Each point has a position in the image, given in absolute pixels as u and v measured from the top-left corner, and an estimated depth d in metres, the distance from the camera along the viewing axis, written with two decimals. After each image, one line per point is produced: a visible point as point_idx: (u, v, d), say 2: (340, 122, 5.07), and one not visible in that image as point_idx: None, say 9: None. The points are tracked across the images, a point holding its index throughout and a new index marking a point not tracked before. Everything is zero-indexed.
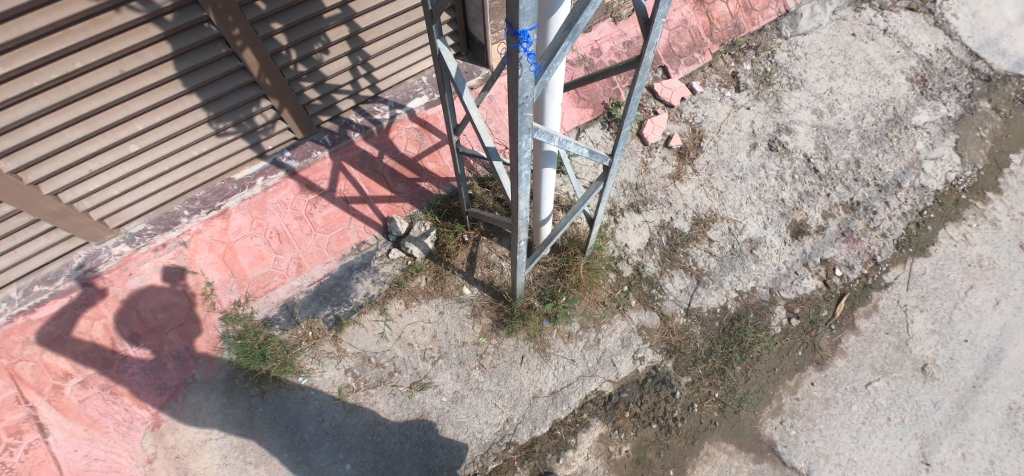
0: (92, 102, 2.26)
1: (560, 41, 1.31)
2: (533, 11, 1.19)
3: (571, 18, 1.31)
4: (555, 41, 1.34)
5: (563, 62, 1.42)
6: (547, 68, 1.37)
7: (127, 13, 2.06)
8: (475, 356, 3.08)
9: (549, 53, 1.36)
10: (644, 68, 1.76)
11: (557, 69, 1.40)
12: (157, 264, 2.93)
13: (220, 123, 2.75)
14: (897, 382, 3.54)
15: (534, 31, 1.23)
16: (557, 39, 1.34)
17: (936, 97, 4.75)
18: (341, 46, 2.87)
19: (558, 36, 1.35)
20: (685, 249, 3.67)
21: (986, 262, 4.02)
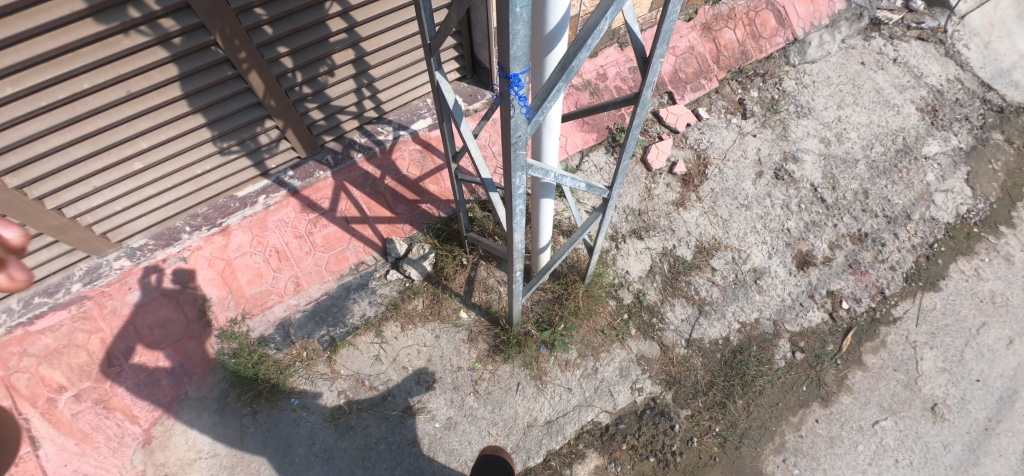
0: (98, 121, 2.29)
1: (554, 82, 1.31)
2: (525, 55, 1.19)
3: (565, 60, 1.30)
4: (549, 82, 1.34)
5: (558, 102, 1.41)
6: (541, 109, 1.37)
7: (136, 37, 2.10)
8: (470, 382, 3.04)
9: (544, 93, 1.36)
10: (643, 105, 1.74)
11: (552, 109, 1.40)
12: (156, 279, 2.93)
13: (224, 143, 2.78)
14: (906, 422, 3.44)
15: (526, 74, 1.22)
16: (551, 80, 1.34)
17: (947, 128, 4.69)
18: (347, 69, 2.91)
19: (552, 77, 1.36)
20: (687, 277, 3.62)
21: (999, 298, 3.92)
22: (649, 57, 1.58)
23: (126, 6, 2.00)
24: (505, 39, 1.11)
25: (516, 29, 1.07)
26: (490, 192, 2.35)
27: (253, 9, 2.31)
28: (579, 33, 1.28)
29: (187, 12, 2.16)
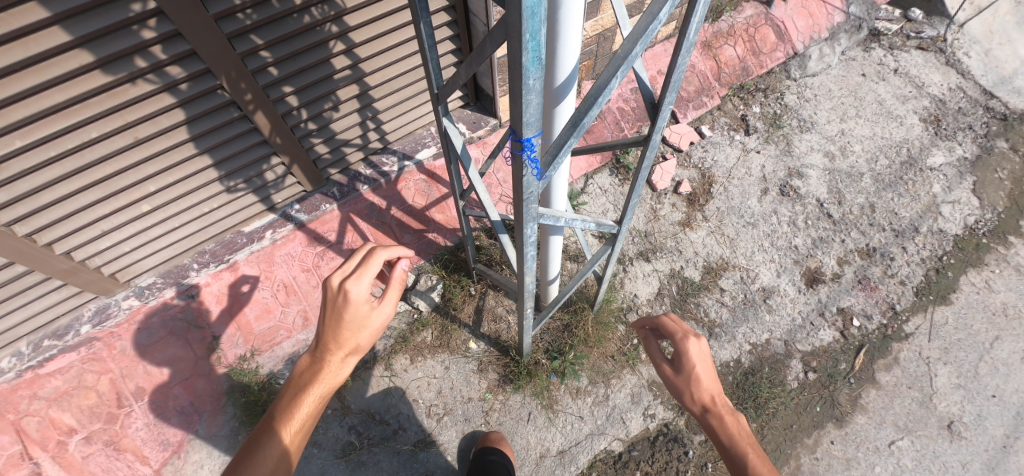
0: (106, 167, 2.29)
1: (565, 139, 1.31)
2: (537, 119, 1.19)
3: (576, 117, 1.31)
4: (560, 138, 1.34)
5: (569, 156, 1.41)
6: (553, 164, 1.37)
7: (143, 85, 2.11)
8: (481, 413, 3.02)
9: (556, 148, 1.36)
10: (652, 148, 1.74)
11: (564, 163, 1.39)
12: (164, 318, 2.92)
13: (231, 181, 2.78)
14: (922, 441, 3.40)
15: (538, 136, 1.23)
16: (562, 135, 1.34)
17: (951, 137, 4.68)
18: (351, 103, 2.92)
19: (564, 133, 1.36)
20: (696, 299, 3.61)
21: (1011, 310, 3.89)
22: (658, 103, 1.58)
23: (133, 56, 2.01)
24: (518, 107, 1.10)
25: (529, 98, 1.07)
26: (498, 232, 2.34)
27: (258, 52, 2.32)
28: (589, 91, 1.28)
29: (193, 59, 2.17)
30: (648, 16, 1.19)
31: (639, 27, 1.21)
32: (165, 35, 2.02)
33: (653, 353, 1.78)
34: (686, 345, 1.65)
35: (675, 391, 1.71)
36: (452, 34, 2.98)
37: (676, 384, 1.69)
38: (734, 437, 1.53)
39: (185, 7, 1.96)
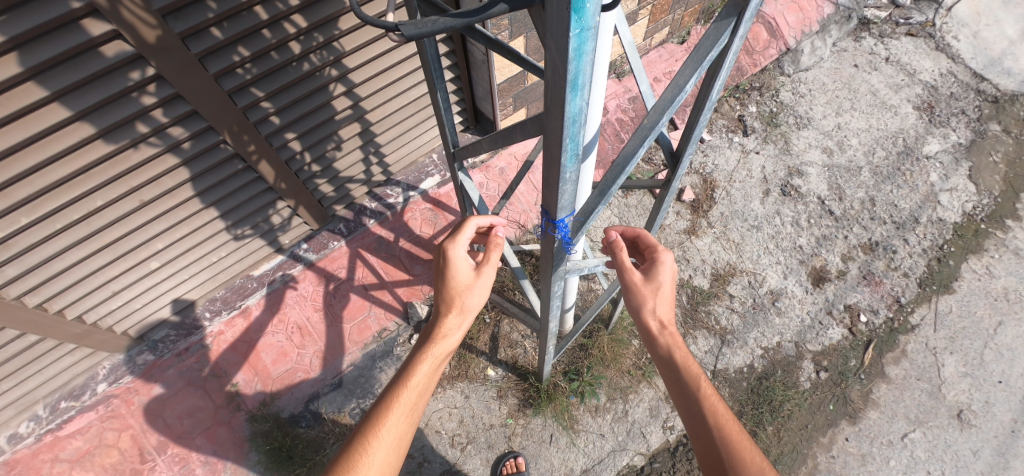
0: (112, 231, 2.26)
1: (593, 207, 1.33)
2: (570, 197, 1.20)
3: (604, 184, 1.32)
4: (588, 205, 1.36)
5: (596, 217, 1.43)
6: (582, 230, 1.39)
7: (146, 149, 2.07)
8: (504, 438, 3.07)
9: (585, 214, 1.37)
10: (671, 192, 1.76)
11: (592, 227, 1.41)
12: (181, 369, 2.92)
13: (238, 229, 2.77)
14: (934, 432, 3.46)
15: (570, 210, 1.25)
16: (590, 203, 1.35)
17: (945, 124, 4.69)
18: (353, 141, 2.90)
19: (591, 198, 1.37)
20: (706, 307, 3.67)
21: (1013, 295, 3.95)
22: (680, 152, 1.59)
23: (134, 123, 1.97)
24: (553, 193, 1.12)
25: (565, 188, 1.09)
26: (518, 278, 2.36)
27: (259, 104, 2.29)
28: (616, 159, 1.29)
29: (194, 117, 2.13)
30: (675, 87, 1.20)
31: (665, 97, 1.21)
32: (165, 99, 1.98)
33: (622, 257, 1.55)
34: (665, 256, 1.54)
35: (633, 302, 1.54)
36: (451, 63, 2.95)
37: (640, 295, 1.52)
38: (689, 362, 1.37)
39: (185, 70, 1.92)
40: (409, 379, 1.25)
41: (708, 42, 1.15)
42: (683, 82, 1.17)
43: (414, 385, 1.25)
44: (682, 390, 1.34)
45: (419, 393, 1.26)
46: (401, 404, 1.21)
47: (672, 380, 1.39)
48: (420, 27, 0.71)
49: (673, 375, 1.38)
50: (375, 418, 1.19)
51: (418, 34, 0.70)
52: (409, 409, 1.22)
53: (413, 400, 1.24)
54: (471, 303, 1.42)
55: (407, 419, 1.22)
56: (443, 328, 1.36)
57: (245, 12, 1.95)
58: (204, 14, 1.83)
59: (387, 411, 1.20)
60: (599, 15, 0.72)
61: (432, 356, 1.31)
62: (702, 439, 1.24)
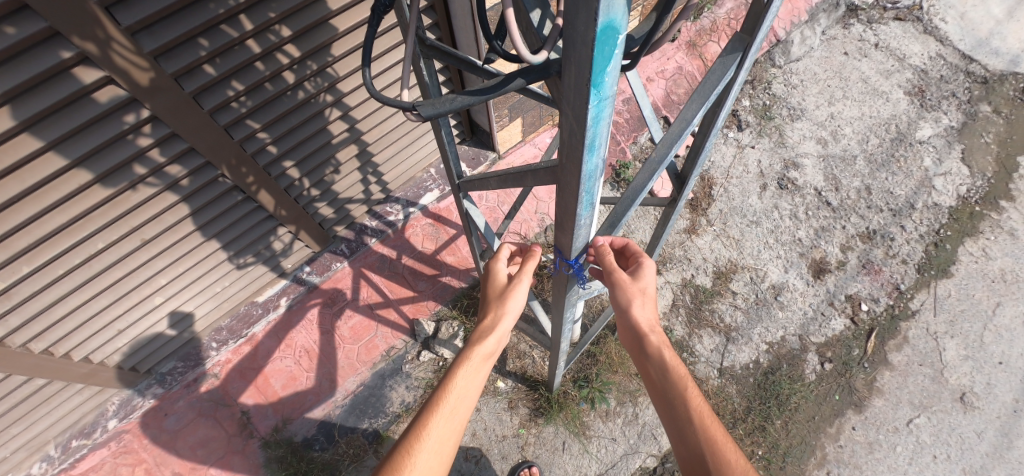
0: (115, 272, 2.25)
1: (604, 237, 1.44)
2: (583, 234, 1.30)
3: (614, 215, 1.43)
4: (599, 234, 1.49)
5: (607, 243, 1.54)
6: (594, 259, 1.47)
7: (144, 190, 2.05)
8: (517, 448, 3.09)
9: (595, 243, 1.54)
10: (677, 213, 1.85)
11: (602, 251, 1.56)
12: (191, 400, 2.92)
13: (241, 258, 2.78)
14: (938, 416, 3.49)
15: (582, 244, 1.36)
16: (601, 233, 1.51)
17: (936, 107, 4.66)
18: (351, 163, 2.91)
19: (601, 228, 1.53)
20: (710, 306, 3.70)
21: (1010, 276, 3.96)
22: (684, 175, 1.68)
23: (132, 164, 1.95)
24: (569, 233, 1.22)
25: (580, 228, 1.17)
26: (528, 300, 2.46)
27: (256, 135, 2.29)
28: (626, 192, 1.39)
29: (192, 154, 2.12)
30: (681, 122, 1.29)
31: (673, 131, 1.31)
32: (162, 139, 1.96)
33: (606, 256, 1.43)
34: (647, 264, 1.45)
35: (616, 301, 1.40)
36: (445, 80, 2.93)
37: (625, 293, 1.38)
38: (677, 367, 1.22)
39: (182, 109, 1.91)
40: (454, 375, 1.17)
41: (713, 77, 1.21)
42: (689, 118, 1.26)
43: (460, 382, 1.16)
44: (669, 400, 1.18)
45: (467, 391, 1.16)
46: (447, 400, 1.11)
47: (657, 389, 1.23)
48: (438, 106, 0.76)
49: (659, 383, 1.23)
50: (419, 419, 1.07)
51: (436, 113, 0.76)
52: (456, 406, 1.11)
53: (459, 397, 1.13)
54: (513, 304, 1.41)
55: (454, 417, 1.10)
56: (486, 328, 1.32)
57: (238, 46, 1.94)
58: (197, 53, 1.81)
59: (432, 409, 1.09)
60: (614, 84, 0.74)
61: (477, 353, 1.24)
62: (692, 453, 1.06)
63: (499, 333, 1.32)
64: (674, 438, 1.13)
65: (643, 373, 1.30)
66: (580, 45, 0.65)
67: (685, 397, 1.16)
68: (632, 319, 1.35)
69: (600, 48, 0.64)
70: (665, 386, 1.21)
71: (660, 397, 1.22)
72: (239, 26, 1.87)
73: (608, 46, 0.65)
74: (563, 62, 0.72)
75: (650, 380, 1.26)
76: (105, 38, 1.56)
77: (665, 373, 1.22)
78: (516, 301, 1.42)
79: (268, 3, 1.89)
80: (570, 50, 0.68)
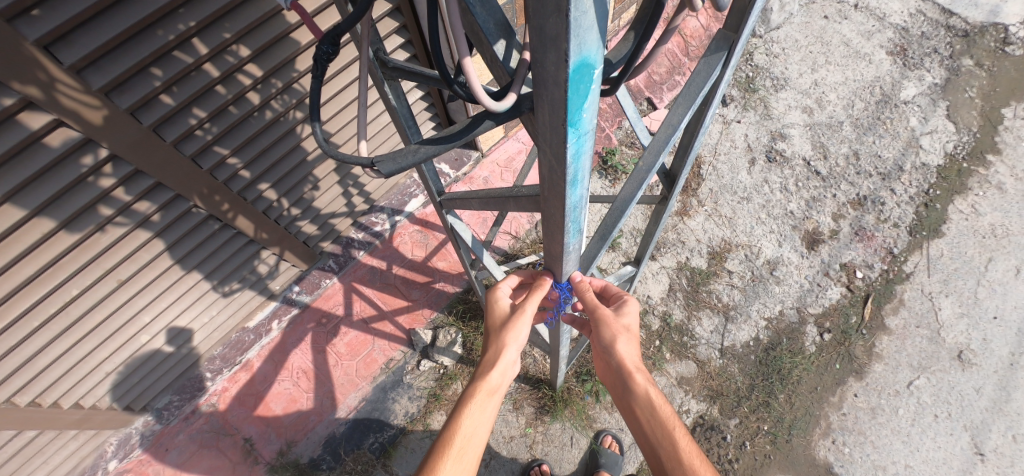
0: (94, 315, 2.20)
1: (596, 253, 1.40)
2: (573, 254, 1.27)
3: (605, 227, 1.41)
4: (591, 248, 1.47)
5: (600, 254, 1.51)
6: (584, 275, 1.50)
7: (113, 230, 1.97)
8: (526, 448, 3.08)
9: (587, 259, 1.55)
10: (667, 212, 1.82)
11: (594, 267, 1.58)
12: (191, 432, 2.87)
13: (226, 285, 2.77)
14: (938, 376, 3.38)
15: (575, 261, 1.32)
16: (593, 247, 1.50)
17: (919, 66, 4.44)
18: (330, 178, 2.86)
19: (592, 243, 1.52)
20: (707, 287, 3.67)
21: (1000, 230, 3.78)
22: (674, 174, 1.63)
23: (96, 206, 1.86)
24: (559, 259, 1.19)
25: (570, 252, 1.13)
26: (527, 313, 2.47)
27: (226, 161, 2.21)
28: (615, 202, 1.36)
29: (160, 188, 2.04)
30: (668, 127, 1.24)
31: (660, 137, 1.28)
32: (125, 177, 1.87)
33: (587, 294, 1.46)
34: (630, 300, 1.47)
35: (601, 338, 1.37)
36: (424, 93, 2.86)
37: (610, 330, 1.37)
38: (664, 406, 1.20)
39: (142, 145, 1.82)
40: (460, 417, 1.12)
41: (699, 78, 1.16)
42: (676, 122, 1.22)
43: (466, 425, 1.11)
44: (658, 443, 1.15)
45: (475, 433, 1.10)
46: (456, 443, 1.06)
47: (645, 430, 1.20)
48: (400, 160, 0.78)
49: (647, 425, 1.20)
50: (429, 464, 1.02)
51: (397, 167, 0.78)
52: (463, 450, 1.05)
53: (467, 438, 1.08)
54: (516, 335, 1.34)
55: (463, 462, 1.04)
56: (490, 363, 1.27)
57: (194, 72, 1.84)
58: (151, 84, 1.71)
59: (439, 454, 1.04)
60: (593, 118, 0.67)
61: (481, 391, 1.19)
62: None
63: (503, 368, 1.26)
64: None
65: (629, 413, 1.26)
66: (550, 85, 0.57)
67: (674, 439, 1.13)
68: (617, 356, 1.33)
69: (575, 87, 0.55)
70: (654, 427, 1.18)
71: (648, 439, 1.19)
72: (193, 51, 1.77)
73: (584, 83, 0.57)
74: (534, 99, 0.64)
75: (637, 419, 1.22)
76: (47, 79, 1.44)
77: (653, 413, 1.20)
78: (522, 330, 1.35)
79: (221, 24, 1.80)
80: (541, 88, 0.60)
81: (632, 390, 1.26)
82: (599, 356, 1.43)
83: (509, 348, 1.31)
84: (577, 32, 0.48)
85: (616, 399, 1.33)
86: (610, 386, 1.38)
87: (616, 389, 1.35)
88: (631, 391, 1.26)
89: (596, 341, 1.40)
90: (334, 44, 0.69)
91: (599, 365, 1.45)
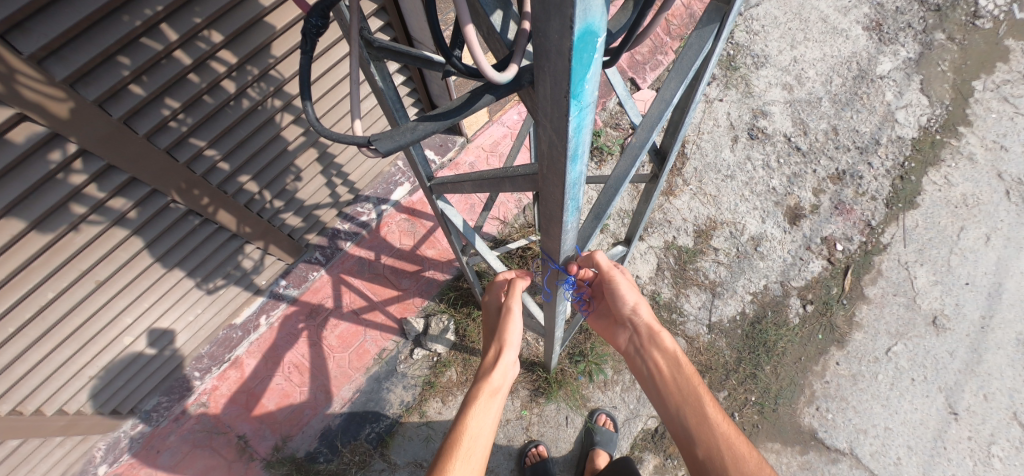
0: (72, 319, 2.14)
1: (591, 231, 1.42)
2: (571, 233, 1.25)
3: (599, 207, 1.40)
4: (586, 229, 1.47)
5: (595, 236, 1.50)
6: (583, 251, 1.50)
7: (87, 229, 1.89)
8: (522, 430, 3.12)
9: (582, 239, 1.51)
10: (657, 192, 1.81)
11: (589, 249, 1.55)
12: (183, 433, 2.83)
13: (210, 282, 2.72)
14: (914, 342, 3.51)
15: (573, 241, 1.30)
16: (587, 227, 1.48)
17: (894, 41, 4.49)
18: (313, 168, 2.80)
19: (585, 225, 1.50)
20: (694, 265, 3.72)
21: (971, 200, 3.90)
22: (665, 151, 1.63)
23: (68, 205, 1.78)
24: (556, 238, 1.17)
25: (567, 231, 1.12)
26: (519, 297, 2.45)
27: (203, 153, 2.14)
28: (609, 179, 1.35)
29: (135, 184, 1.97)
30: (661, 103, 1.23)
31: (653, 113, 1.26)
32: (97, 173, 1.79)
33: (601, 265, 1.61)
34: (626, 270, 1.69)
35: (623, 303, 1.54)
36: (405, 77, 2.81)
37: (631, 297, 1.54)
38: (688, 362, 1.38)
39: (113, 139, 1.73)
40: (465, 418, 1.11)
41: (691, 52, 1.15)
42: (669, 98, 1.21)
43: (472, 423, 1.10)
44: (681, 397, 1.30)
45: (483, 429, 1.10)
46: (464, 443, 1.05)
47: (666, 384, 1.35)
48: (398, 138, 0.75)
49: (671, 378, 1.35)
50: (438, 466, 1.01)
51: (395, 145, 0.75)
52: (471, 448, 1.04)
53: (474, 437, 1.07)
54: (511, 334, 1.37)
55: (472, 458, 1.03)
56: (492, 365, 1.27)
57: (165, 60, 1.75)
58: (119, 73, 1.63)
59: (448, 455, 1.03)
60: (595, 90, 0.64)
61: (485, 392, 1.19)
62: (708, 447, 1.16)
63: (503, 369, 1.26)
64: (687, 432, 1.23)
65: (649, 372, 1.42)
66: (554, 55, 0.54)
67: (698, 391, 1.29)
68: (639, 318, 1.52)
69: (579, 56, 0.53)
70: (678, 380, 1.33)
71: (671, 395, 1.32)
72: (163, 38, 1.68)
73: (588, 52, 0.55)
74: (535, 72, 0.62)
75: (661, 375, 1.38)
76: (7, 72, 1.36)
77: (678, 368, 1.36)
78: (515, 329, 1.39)
79: (191, 8, 1.71)
80: (543, 60, 0.57)
81: (656, 347, 1.44)
82: (620, 325, 1.59)
83: (507, 348, 1.33)
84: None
85: (634, 360, 1.50)
86: (630, 352, 1.53)
87: (637, 353, 1.49)
88: (655, 348, 1.44)
89: (614, 305, 1.58)
90: (323, 17, 0.66)
91: (615, 332, 1.62)
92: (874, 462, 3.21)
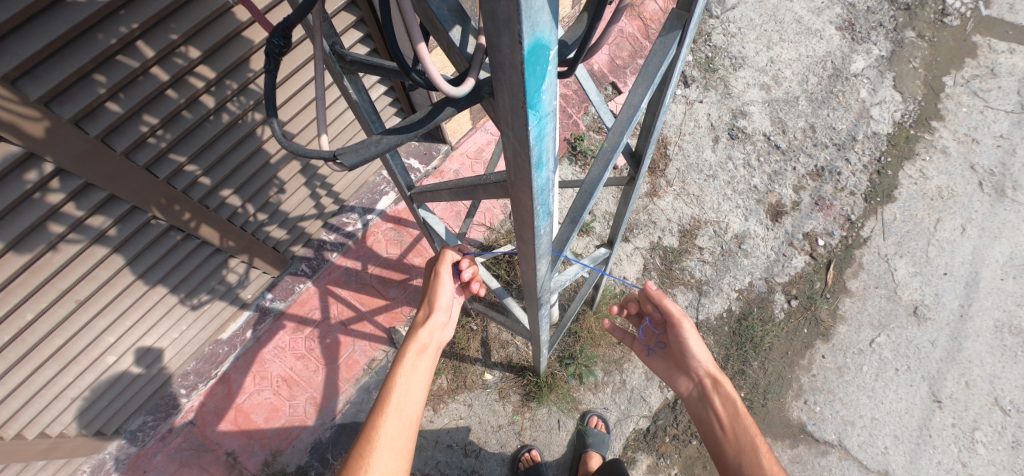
0: (54, 339, 2.12)
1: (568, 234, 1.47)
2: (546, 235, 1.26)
3: (574, 210, 1.43)
4: (563, 234, 1.50)
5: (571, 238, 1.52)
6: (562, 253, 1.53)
7: (66, 248, 1.88)
8: (514, 435, 3.12)
9: (560, 242, 1.52)
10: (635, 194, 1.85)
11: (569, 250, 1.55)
12: (169, 452, 2.79)
13: (194, 298, 2.71)
14: (897, 333, 3.58)
15: (548, 243, 1.32)
16: (564, 231, 1.49)
17: (866, 40, 4.61)
18: (296, 180, 2.81)
19: (562, 227, 1.51)
20: (680, 264, 3.77)
21: (946, 192, 4.00)
22: (639, 154, 1.66)
23: (46, 224, 1.77)
24: (530, 243, 1.19)
25: (540, 236, 1.14)
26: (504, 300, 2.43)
27: (183, 169, 2.14)
28: (583, 184, 1.37)
29: (114, 201, 1.96)
30: (629, 107, 1.26)
31: (623, 117, 1.28)
32: (74, 191, 1.78)
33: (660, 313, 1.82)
34: None
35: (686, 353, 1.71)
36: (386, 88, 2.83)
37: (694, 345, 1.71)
38: (747, 416, 1.51)
39: (90, 157, 1.73)
40: (395, 376, 1.30)
41: (656, 57, 1.18)
42: (636, 102, 1.23)
43: (393, 400, 1.24)
44: (737, 446, 1.44)
45: (403, 401, 1.25)
46: (392, 400, 1.24)
47: (725, 430, 1.50)
48: (362, 151, 0.77)
49: (730, 426, 1.50)
50: (370, 423, 1.21)
51: (360, 159, 0.77)
52: (398, 406, 1.23)
53: (404, 394, 1.26)
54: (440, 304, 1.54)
55: (398, 435, 1.19)
56: (421, 326, 1.47)
57: (141, 77, 1.76)
58: (95, 91, 1.63)
59: (378, 411, 1.22)
60: (553, 99, 0.67)
61: (414, 350, 1.38)
62: None
63: (431, 329, 1.46)
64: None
65: (709, 417, 1.59)
66: (508, 68, 0.57)
67: (754, 441, 1.43)
68: (703, 368, 1.67)
69: (532, 68, 0.55)
70: (737, 430, 1.47)
71: (728, 441, 1.47)
72: (139, 55, 1.69)
73: (540, 64, 0.57)
74: (494, 85, 0.64)
75: (719, 420, 1.54)
76: None
77: (738, 418, 1.50)
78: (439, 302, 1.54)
79: (166, 25, 1.72)
80: (499, 72, 0.60)
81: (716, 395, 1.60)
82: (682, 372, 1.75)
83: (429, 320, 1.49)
84: (529, 15, 0.47)
85: (694, 406, 1.67)
86: (692, 401, 1.69)
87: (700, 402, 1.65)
88: (715, 396, 1.60)
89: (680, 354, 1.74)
90: (285, 37, 0.68)
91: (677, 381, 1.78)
92: (861, 453, 3.27)
